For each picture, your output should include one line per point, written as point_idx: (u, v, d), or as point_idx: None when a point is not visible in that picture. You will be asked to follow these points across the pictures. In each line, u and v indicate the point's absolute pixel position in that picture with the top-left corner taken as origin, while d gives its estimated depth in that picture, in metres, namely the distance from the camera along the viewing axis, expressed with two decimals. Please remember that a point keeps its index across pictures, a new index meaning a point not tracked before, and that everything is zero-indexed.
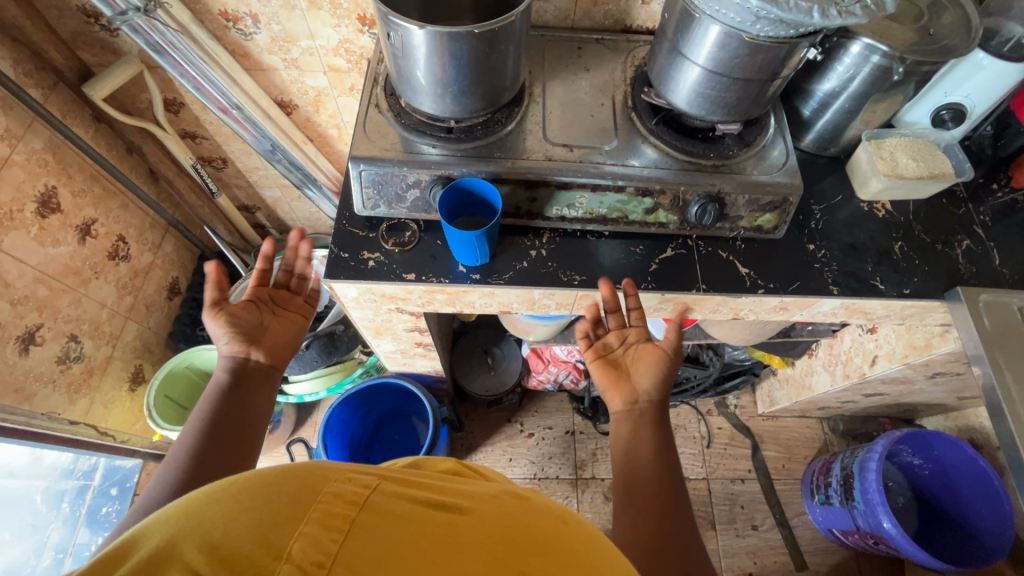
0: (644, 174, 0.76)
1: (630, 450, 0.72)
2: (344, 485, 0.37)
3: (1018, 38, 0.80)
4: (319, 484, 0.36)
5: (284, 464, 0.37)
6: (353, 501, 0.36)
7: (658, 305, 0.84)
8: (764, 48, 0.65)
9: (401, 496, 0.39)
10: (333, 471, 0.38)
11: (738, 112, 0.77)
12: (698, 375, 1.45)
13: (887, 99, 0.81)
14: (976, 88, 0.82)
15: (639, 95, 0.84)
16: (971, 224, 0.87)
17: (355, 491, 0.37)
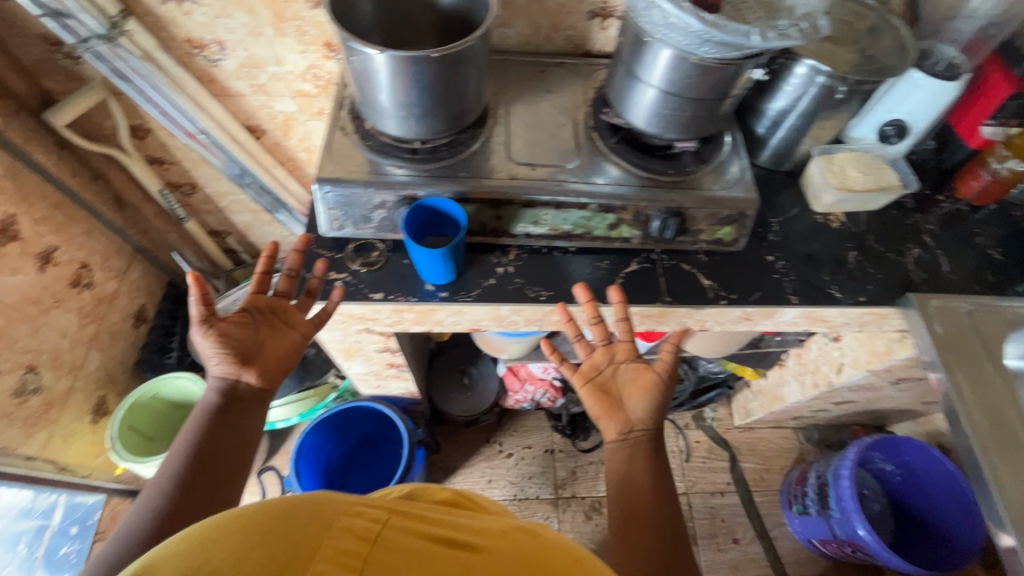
0: (606, 191, 0.78)
1: (627, 479, 0.71)
2: (354, 520, 0.44)
3: (949, 60, 0.86)
4: (332, 519, 0.44)
5: (303, 501, 0.45)
6: (362, 534, 0.43)
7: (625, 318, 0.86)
8: (712, 69, 0.68)
9: (408, 532, 0.45)
10: (347, 506, 0.45)
11: (693, 130, 0.80)
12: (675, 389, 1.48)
13: (834, 116, 0.86)
14: (915, 105, 0.87)
15: (599, 116, 0.86)
16: (920, 234, 0.91)
17: (365, 527, 0.44)
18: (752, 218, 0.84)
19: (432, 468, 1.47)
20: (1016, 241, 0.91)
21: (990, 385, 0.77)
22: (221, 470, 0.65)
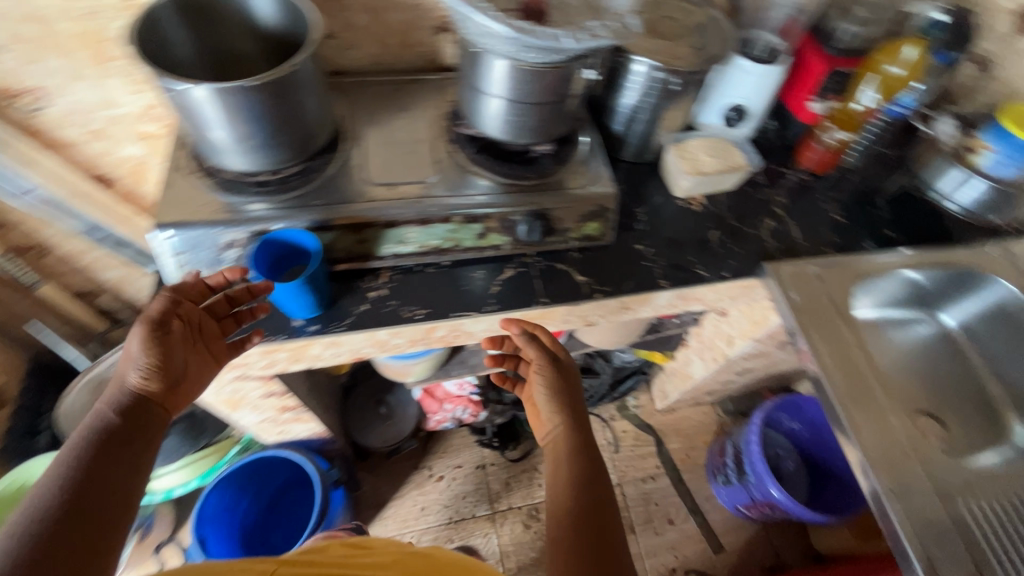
0: (467, 202, 0.78)
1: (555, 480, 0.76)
2: None
3: (770, 46, 0.94)
4: None
5: None
6: None
7: None
8: (542, 73, 0.70)
9: None
10: None
11: (545, 133, 0.82)
12: (593, 384, 1.51)
13: (677, 104, 0.90)
14: (748, 89, 0.94)
15: (456, 129, 0.87)
16: (773, 206, 0.97)
17: None
18: (615, 212, 0.87)
19: (361, 507, 1.41)
20: (857, 202, 1.00)
21: (838, 338, 0.84)
22: (108, 500, 0.59)
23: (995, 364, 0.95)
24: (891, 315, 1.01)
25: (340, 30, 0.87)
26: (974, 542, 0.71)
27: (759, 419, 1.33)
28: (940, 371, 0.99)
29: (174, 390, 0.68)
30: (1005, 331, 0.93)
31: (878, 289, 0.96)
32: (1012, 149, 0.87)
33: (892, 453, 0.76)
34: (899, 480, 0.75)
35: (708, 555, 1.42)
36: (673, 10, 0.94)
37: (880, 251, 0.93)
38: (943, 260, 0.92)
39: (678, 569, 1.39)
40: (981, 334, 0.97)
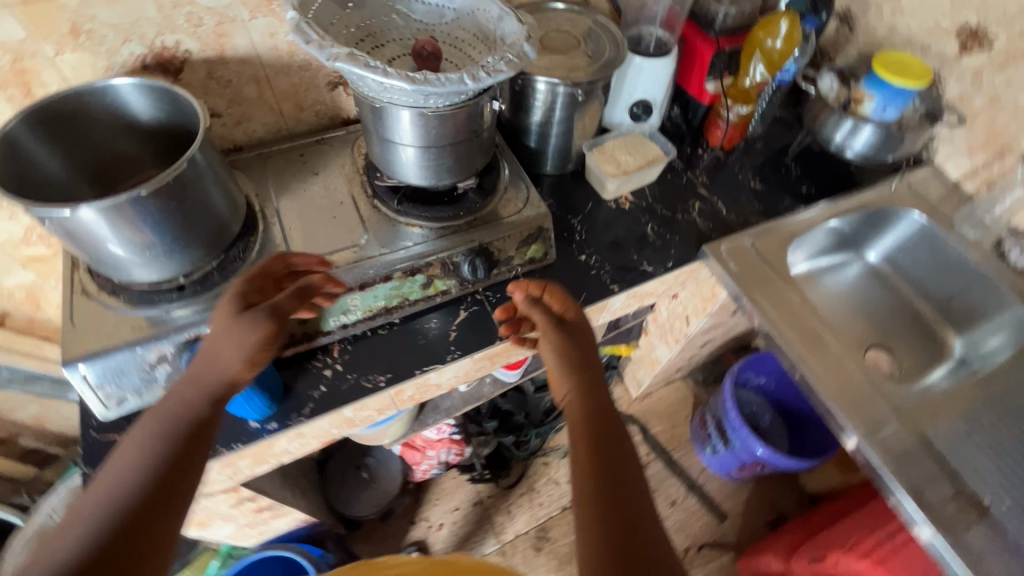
0: (405, 256, 0.76)
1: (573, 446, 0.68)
2: None
3: (658, 40, 0.97)
4: None
5: None
6: None
7: (476, 365, 0.84)
8: (448, 115, 0.69)
9: None
10: None
11: (466, 168, 0.80)
12: None
13: (587, 112, 0.91)
14: (648, 84, 0.97)
15: (374, 182, 0.84)
16: (696, 188, 1.01)
17: None
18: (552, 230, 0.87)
19: None
20: (769, 167, 1.05)
21: (784, 300, 0.88)
22: (174, 494, 0.55)
23: (922, 286, 1.03)
24: (824, 262, 1.07)
25: (226, 106, 0.83)
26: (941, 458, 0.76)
27: (729, 384, 1.38)
28: (877, 303, 1.05)
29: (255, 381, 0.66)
30: (923, 254, 1.01)
31: (808, 241, 1.01)
32: (889, 95, 0.94)
33: (858, 395, 0.80)
34: (867, 420, 0.78)
35: (714, 525, 1.46)
36: (558, 22, 0.95)
37: (801, 208, 0.99)
38: (857, 202, 0.99)
39: (690, 548, 1.42)
40: (903, 261, 1.05)
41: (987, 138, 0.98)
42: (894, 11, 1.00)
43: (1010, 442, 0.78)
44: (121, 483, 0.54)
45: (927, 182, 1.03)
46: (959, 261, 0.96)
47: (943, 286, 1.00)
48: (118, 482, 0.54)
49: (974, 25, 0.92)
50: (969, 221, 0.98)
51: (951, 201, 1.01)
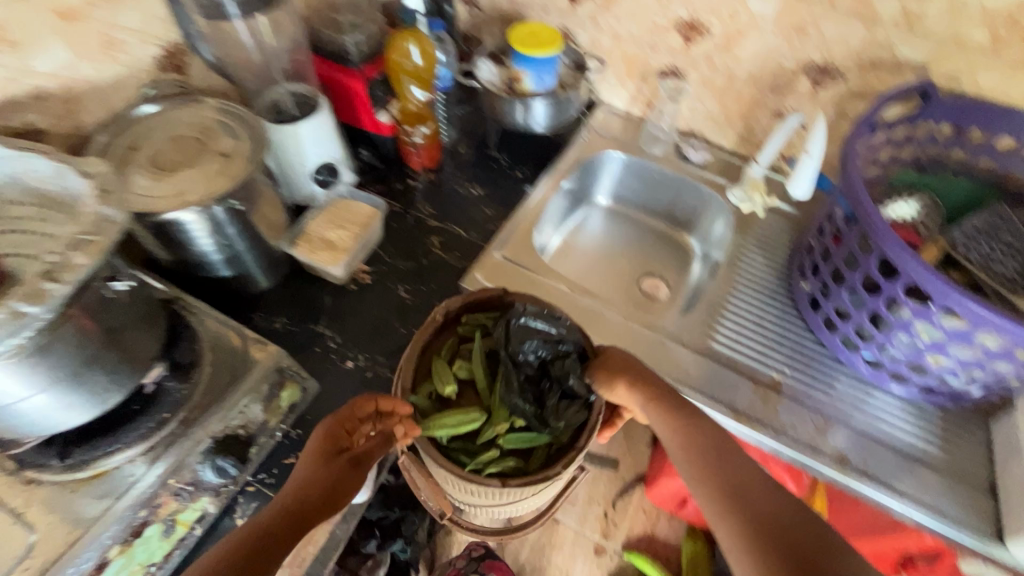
0: (127, 503, 0.56)
1: (718, 469, 0.57)
2: None
3: (297, 96, 0.81)
4: None
5: None
6: None
7: None
8: (50, 340, 0.48)
9: None
10: None
11: (139, 362, 0.58)
12: None
13: (262, 205, 0.74)
14: (318, 148, 0.82)
15: (30, 462, 0.56)
16: (425, 224, 0.93)
17: None
18: (294, 366, 0.70)
19: None
20: (482, 168, 1.01)
21: (558, 297, 0.83)
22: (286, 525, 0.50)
23: (647, 208, 1.11)
24: (567, 225, 1.09)
25: None
26: (746, 364, 0.79)
27: None
28: (627, 238, 1.11)
29: (348, 476, 0.55)
30: (634, 182, 1.09)
31: (549, 214, 1.02)
32: (541, 67, 0.93)
33: (651, 351, 0.79)
34: (681, 370, 0.77)
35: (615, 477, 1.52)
36: (165, 110, 0.71)
37: (530, 188, 0.99)
38: (567, 163, 1.03)
39: (608, 510, 1.47)
40: (624, 195, 1.11)
41: (628, 68, 1.02)
42: None
43: (774, 312, 0.85)
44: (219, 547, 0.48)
45: (604, 120, 1.08)
46: (660, 174, 1.04)
47: (659, 200, 1.09)
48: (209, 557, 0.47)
49: None
50: (650, 141, 1.05)
51: (630, 130, 1.08)
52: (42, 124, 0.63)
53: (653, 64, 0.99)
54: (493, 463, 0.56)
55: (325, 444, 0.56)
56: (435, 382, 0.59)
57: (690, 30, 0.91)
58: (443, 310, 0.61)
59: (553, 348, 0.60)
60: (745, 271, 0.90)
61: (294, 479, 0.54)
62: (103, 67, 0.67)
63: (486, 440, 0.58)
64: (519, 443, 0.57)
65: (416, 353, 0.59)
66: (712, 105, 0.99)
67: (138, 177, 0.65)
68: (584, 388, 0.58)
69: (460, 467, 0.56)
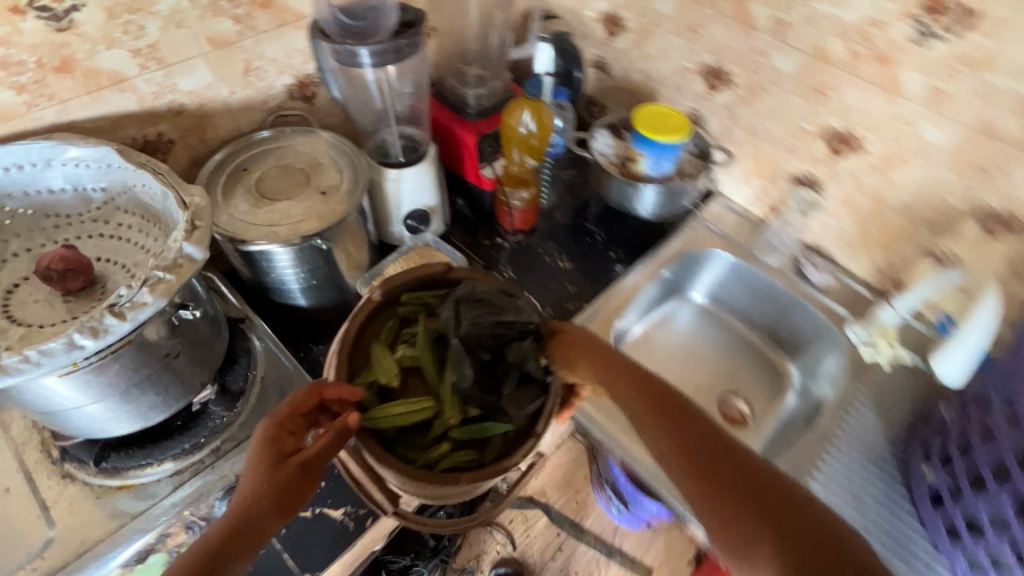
0: (141, 525, 0.54)
1: (697, 446, 0.52)
2: None
3: (407, 140, 0.81)
4: None
5: None
6: None
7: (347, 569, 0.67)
8: (115, 360, 0.50)
9: None
10: None
11: (190, 383, 0.59)
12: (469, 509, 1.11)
13: (348, 244, 0.73)
14: (415, 194, 0.81)
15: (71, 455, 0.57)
16: None
17: None
18: None
19: None
20: (574, 240, 0.96)
21: None
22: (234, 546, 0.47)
23: (747, 318, 1.00)
24: (652, 317, 1.00)
25: None
26: None
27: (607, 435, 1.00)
28: (718, 345, 0.99)
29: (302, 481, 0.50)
30: (738, 287, 0.98)
31: (636, 304, 0.95)
32: (659, 151, 0.86)
33: None
34: None
35: None
36: (282, 139, 0.74)
37: (622, 273, 0.92)
38: (668, 254, 0.95)
39: None
40: (724, 298, 1.01)
41: (757, 167, 0.93)
42: (642, 56, 0.98)
43: (878, 494, 0.71)
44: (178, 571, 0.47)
45: (717, 215, 1.00)
46: (769, 288, 0.94)
47: (763, 313, 0.97)
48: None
49: (711, 64, 0.89)
50: (766, 250, 0.96)
51: (745, 231, 0.98)
52: (170, 136, 0.66)
53: (787, 167, 0.89)
54: (446, 458, 0.51)
55: (268, 450, 0.50)
56: (378, 372, 0.53)
57: (840, 142, 0.81)
58: (381, 291, 0.57)
59: (505, 330, 0.55)
60: (848, 432, 0.77)
61: (242, 488, 0.50)
62: (238, 90, 0.70)
63: (437, 435, 0.53)
64: (471, 434, 0.52)
65: (354, 335, 0.55)
66: (847, 224, 0.87)
67: (239, 200, 0.67)
68: (541, 371, 0.55)
69: (408, 465, 0.51)
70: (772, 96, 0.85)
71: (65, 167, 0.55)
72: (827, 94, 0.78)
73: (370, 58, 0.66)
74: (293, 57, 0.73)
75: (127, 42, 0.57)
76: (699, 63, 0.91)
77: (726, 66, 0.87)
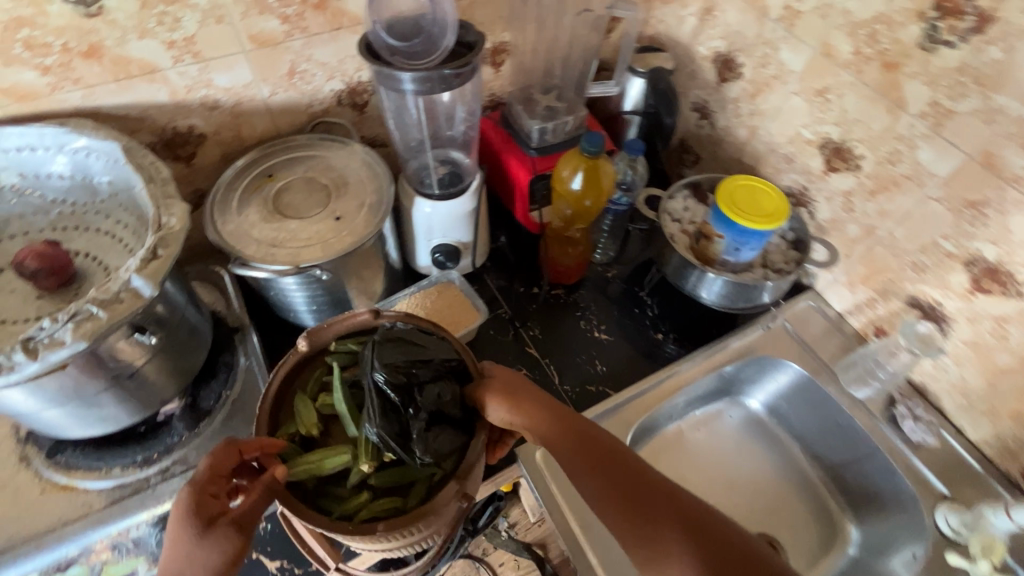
0: (67, 535, 0.53)
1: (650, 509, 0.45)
2: None
3: (451, 168, 0.73)
4: None
5: None
6: None
7: None
8: (59, 376, 0.46)
9: None
10: None
11: (154, 396, 0.56)
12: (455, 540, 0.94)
13: (360, 274, 0.67)
14: (447, 229, 0.73)
15: (36, 436, 0.58)
16: (523, 347, 0.79)
17: None
18: None
19: None
20: (621, 311, 0.84)
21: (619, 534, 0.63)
22: None
23: (811, 446, 0.81)
24: (695, 413, 0.85)
25: None
26: None
27: None
28: (766, 467, 0.82)
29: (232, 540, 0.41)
30: (809, 409, 0.80)
31: (681, 398, 0.80)
32: (741, 235, 0.71)
33: None
34: None
35: None
36: (317, 147, 0.69)
37: (679, 358, 0.78)
38: (730, 351, 0.79)
39: None
40: (788, 414, 0.83)
41: (867, 273, 0.75)
42: (752, 111, 0.82)
43: None
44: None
45: (801, 316, 0.82)
46: (847, 424, 0.76)
47: (833, 449, 0.79)
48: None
49: (836, 140, 0.72)
50: (856, 381, 0.75)
51: (833, 345, 0.80)
52: (202, 129, 0.63)
53: (907, 286, 0.71)
54: (365, 508, 0.46)
55: (189, 524, 0.40)
56: (299, 423, 0.49)
57: (989, 277, 0.62)
58: (304, 340, 0.50)
59: (421, 368, 0.48)
60: None
61: (163, 568, 0.41)
62: (280, 92, 0.66)
63: (355, 482, 0.47)
64: (389, 480, 0.47)
65: (275, 389, 0.49)
66: (974, 377, 0.68)
67: (252, 211, 0.63)
68: (459, 409, 0.48)
69: (326, 517, 0.45)
70: (908, 197, 0.66)
71: (75, 155, 0.52)
72: (987, 213, 0.60)
73: (415, 85, 0.57)
74: (345, 63, 0.67)
75: (161, 34, 0.54)
76: (821, 135, 0.74)
77: (855, 146, 0.70)
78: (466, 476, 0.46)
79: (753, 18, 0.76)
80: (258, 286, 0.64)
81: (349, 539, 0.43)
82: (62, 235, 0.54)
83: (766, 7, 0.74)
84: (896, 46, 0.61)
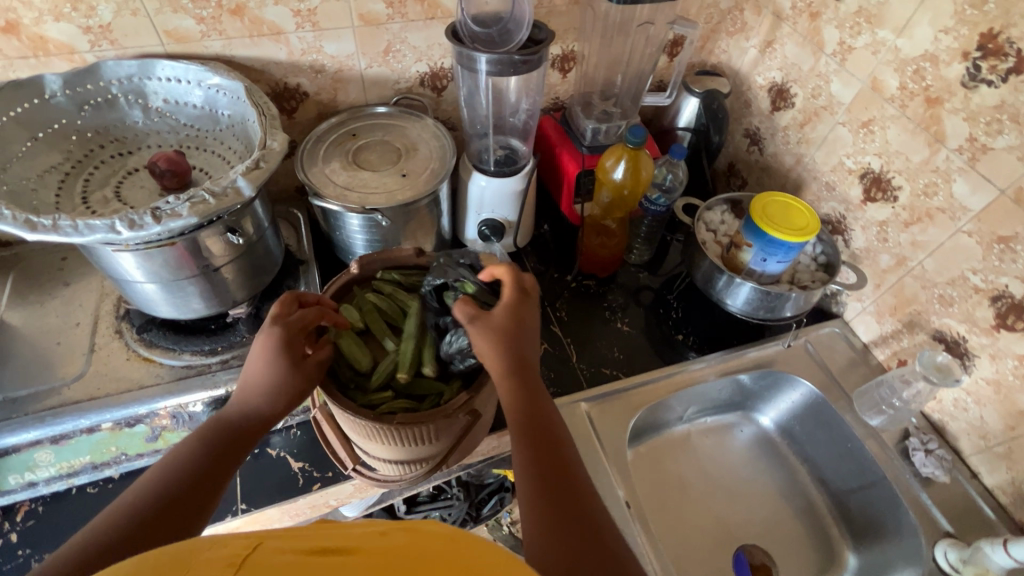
0: (136, 397, 0.62)
1: (522, 373, 0.50)
2: None
3: (508, 152, 0.82)
4: None
5: None
6: None
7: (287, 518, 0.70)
8: (165, 253, 0.56)
9: None
10: None
11: (229, 295, 0.67)
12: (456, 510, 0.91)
13: (414, 231, 0.76)
14: (496, 204, 0.81)
15: (130, 316, 0.69)
16: (548, 325, 0.84)
17: None
18: None
19: None
20: (648, 311, 0.88)
21: (608, 500, 0.67)
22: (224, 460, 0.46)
23: (818, 471, 0.82)
24: (705, 420, 0.87)
25: None
26: None
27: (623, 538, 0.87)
28: (769, 485, 0.83)
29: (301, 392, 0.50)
30: (820, 433, 0.81)
31: (694, 398, 0.83)
32: (769, 246, 0.74)
33: None
34: None
35: None
36: (396, 118, 0.79)
37: (694, 358, 0.82)
38: (747, 361, 0.82)
39: None
40: (798, 435, 0.84)
41: (895, 304, 0.76)
42: (800, 139, 0.86)
43: None
44: (170, 472, 0.44)
45: (825, 341, 0.84)
46: (855, 450, 0.76)
47: (839, 475, 0.79)
48: (157, 491, 0.42)
49: (876, 171, 0.75)
50: (870, 408, 0.76)
51: (856, 374, 0.81)
52: (306, 88, 0.75)
53: (933, 319, 0.72)
54: (386, 403, 0.53)
55: (282, 360, 0.48)
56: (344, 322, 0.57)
57: (1014, 313, 0.62)
58: (359, 262, 0.59)
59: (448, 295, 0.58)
60: None
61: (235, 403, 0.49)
62: (375, 66, 0.77)
63: (383, 381, 0.54)
64: (413, 386, 0.54)
65: (326, 299, 0.58)
66: (993, 417, 0.67)
67: (333, 161, 0.74)
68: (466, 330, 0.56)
69: (352, 402, 0.53)
70: (941, 230, 0.68)
71: (208, 90, 0.64)
72: (1016, 249, 0.61)
73: (488, 66, 0.66)
74: (432, 49, 0.77)
75: (291, 3, 0.66)
76: (862, 165, 0.77)
77: (893, 177, 0.73)
78: (475, 393, 0.53)
79: (810, 52, 0.81)
80: (328, 225, 0.74)
81: (368, 423, 0.50)
82: (186, 152, 0.66)
83: (822, 42, 0.79)
84: (940, 83, 0.65)
